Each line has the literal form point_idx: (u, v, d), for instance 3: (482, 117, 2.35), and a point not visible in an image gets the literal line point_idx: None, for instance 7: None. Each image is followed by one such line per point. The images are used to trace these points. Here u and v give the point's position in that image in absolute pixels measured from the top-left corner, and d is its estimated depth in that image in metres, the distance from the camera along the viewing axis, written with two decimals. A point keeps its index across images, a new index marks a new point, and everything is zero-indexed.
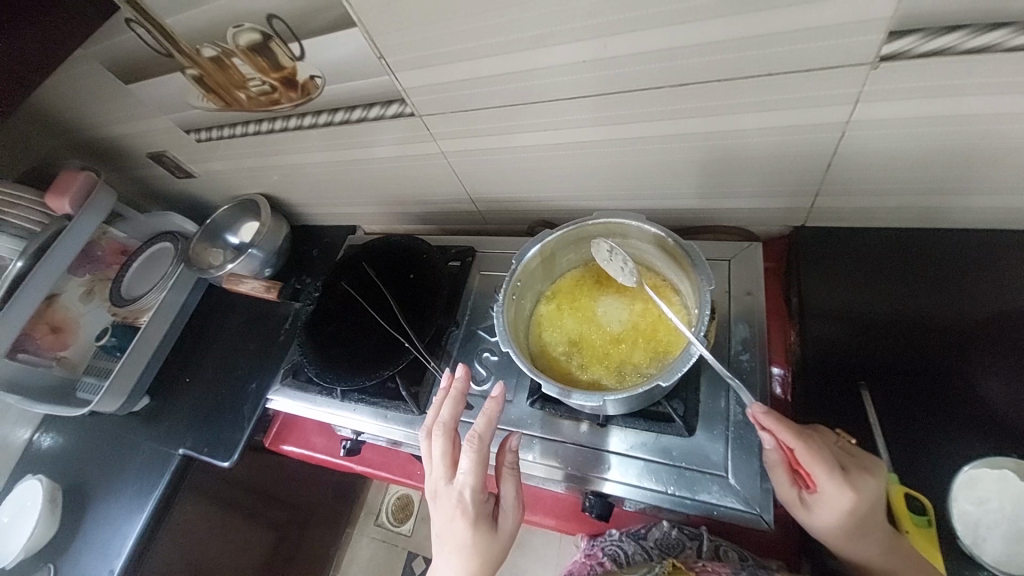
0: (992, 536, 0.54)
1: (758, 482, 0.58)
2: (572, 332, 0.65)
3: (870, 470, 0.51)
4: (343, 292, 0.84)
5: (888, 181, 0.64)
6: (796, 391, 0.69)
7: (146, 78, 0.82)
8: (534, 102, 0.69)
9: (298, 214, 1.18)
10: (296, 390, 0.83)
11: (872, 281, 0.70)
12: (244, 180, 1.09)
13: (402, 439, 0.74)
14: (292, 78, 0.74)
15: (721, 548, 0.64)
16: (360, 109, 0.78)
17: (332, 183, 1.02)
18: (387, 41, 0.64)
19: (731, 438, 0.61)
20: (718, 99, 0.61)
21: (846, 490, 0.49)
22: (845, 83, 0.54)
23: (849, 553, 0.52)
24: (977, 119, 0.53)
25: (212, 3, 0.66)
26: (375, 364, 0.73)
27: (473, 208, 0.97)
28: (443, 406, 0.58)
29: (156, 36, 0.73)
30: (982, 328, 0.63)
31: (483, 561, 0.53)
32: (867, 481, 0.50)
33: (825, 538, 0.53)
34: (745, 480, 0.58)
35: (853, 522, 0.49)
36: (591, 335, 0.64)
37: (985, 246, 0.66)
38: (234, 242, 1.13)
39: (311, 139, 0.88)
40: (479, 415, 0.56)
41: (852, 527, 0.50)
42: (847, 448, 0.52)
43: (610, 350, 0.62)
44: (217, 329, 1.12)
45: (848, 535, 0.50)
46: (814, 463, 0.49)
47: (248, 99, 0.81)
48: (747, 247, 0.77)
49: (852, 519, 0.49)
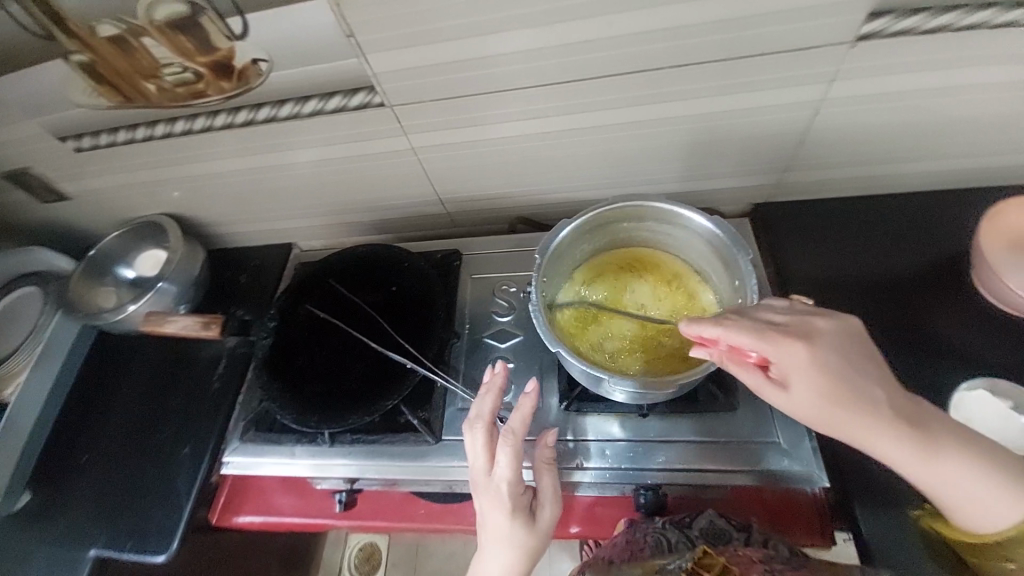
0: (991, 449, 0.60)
1: (804, 440, 0.58)
2: (610, 325, 0.59)
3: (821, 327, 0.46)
4: (309, 318, 0.71)
5: (843, 153, 0.72)
6: None
7: (20, 67, 0.64)
8: (526, 87, 0.65)
9: (214, 236, 0.98)
10: (263, 443, 0.67)
11: (840, 246, 0.77)
12: (144, 197, 0.89)
13: (415, 476, 0.62)
14: (226, 63, 0.62)
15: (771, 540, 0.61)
16: (315, 100, 0.66)
17: (266, 195, 0.86)
18: (361, 17, 0.56)
19: (774, 402, 0.60)
20: (709, 81, 0.63)
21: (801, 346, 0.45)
22: (822, 61, 0.59)
23: (863, 441, 0.45)
24: (918, 94, 0.62)
25: None
26: (371, 396, 0.62)
27: (442, 211, 0.88)
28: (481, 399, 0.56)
29: (34, 8, 0.57)
30: (933, 273, 0.72)
31: (520, 550, 0.52)
32: (804, 334, 0.46)
33: (817, 426, 0.47)
34: (797, 440, 0.58)
35: (826, 380, 0.44)
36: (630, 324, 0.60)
37: (915, 208, 0.77)
38: (128, 275, 0.91)
39: (247, 140, 0.73)
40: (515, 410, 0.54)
41: (830, 390, 0.44)
42: (792, 312, 0.48)
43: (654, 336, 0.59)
44: (115, 387, 0.86)
45: (832, 403, 0.44)
46: (741, 334, 0.46)
47: (159, 91, 0.65)
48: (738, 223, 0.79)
49: (821, 376, 0.44)
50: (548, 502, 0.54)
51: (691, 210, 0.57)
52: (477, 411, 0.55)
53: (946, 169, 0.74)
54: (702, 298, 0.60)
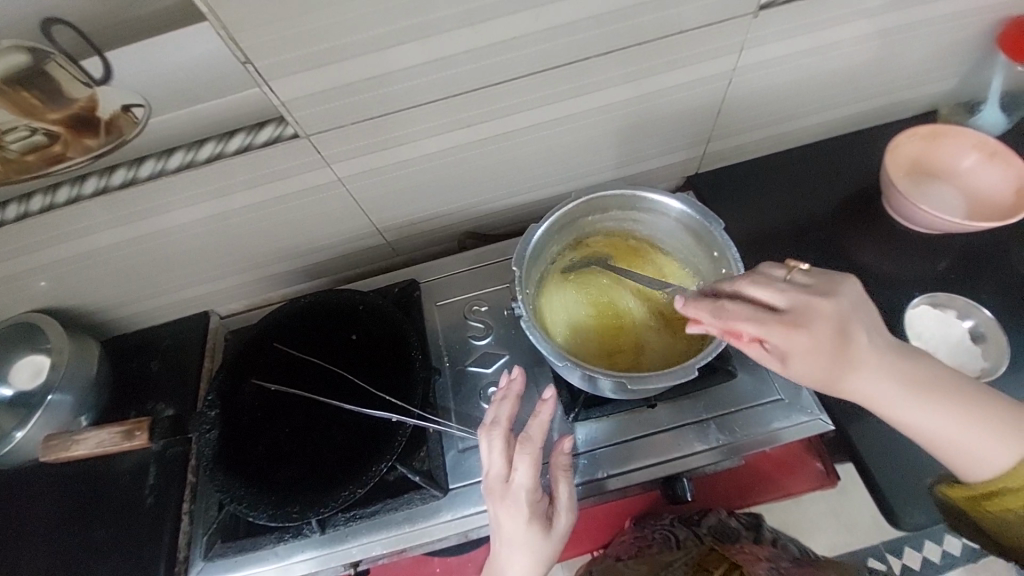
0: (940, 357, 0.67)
1: (802, 390, 0.61)
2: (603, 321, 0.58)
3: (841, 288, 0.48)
4: (261, 392, 0.61)
5: (756, 116, 0.77)
6: None
7: None
8: (456, 95, 0.60)
9: (108, 323, 0.81)
10: (236, 554, 0.56)
11: (771, 200, 0.82)
12: (0, 294, 0.71)
13: (431, 538, 0.56)
14: (87, 115, 0.50)
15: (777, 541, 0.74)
16: (213, 143, 0.56)
17: (168, 263, 0.72)
18: (258, 40, 0.48)
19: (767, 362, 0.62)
20: (635, 65, 0.63)
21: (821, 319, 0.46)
22: (732, 32, 0.62)
23: (868, 401, 0.48)
24: (806, 54, 0.68)
25: None
26: (359, 464, 0.55)
27: (382, 242, 0.81)
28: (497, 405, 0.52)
29: None
30: (850, 210, 0.80)
31: (535, 557, 0.50)
32: (824, 304, 0.46)
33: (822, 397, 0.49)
34: (795, 392, 0.60)
35: (826, 355, 0.46)
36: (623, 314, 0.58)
37: (821, 157, 0.85)
38: (1, 394, 0.71)
39: (130, 204, 0.61)
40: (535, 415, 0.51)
41: (830, 363, 0.46)
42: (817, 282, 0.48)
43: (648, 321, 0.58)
44: (7, 538, 0.68)
45: (831, 373, 0.46)
46: (749, 321, 0.46)
47: (1, 164, 0.52)
48: None
49: (824, 351, 0.46)
50: (565, 510, 0.51)
51: (656, 193, 0.57)
52: (494, 414, 0.52)
53: (838, 117, 0.83)
54: (655, 252, 0.62)
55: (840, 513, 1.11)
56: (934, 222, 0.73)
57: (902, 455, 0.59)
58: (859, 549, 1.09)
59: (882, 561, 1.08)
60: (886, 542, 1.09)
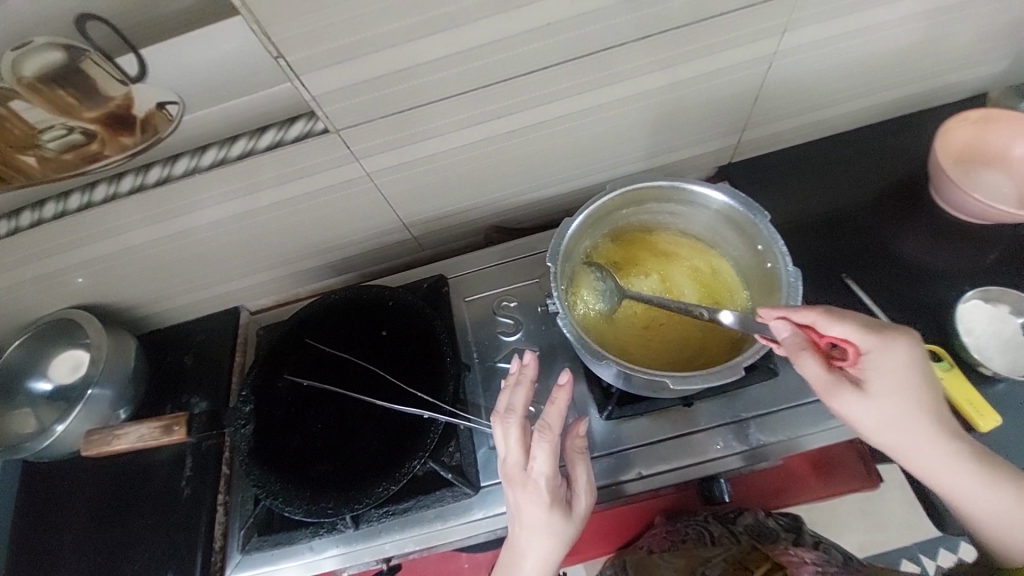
0: (995, 354, 0.63)
1: None
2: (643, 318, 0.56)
3: (905, 340, 0.46)
4: (293, 388, 0.61)
5: (795, 102, 0.74)
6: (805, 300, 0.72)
7: None
8: (485, 86, 0.59)
9: (142, 318, 0.83)
10: (271, 548, 0.57)
11: (808, 190, 0.79)
12: (41, 292, 0.73)
13: (465, 535, 0.55)
14: (124, 114, 0.51)
15: (820, 544, 0.69)
16: (245, 139, 0.56)
17: (199, 259, 0.73)
18: (288, 35, 0.48)
19: None
20: (670, 51, 0.61)
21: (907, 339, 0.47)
22: (776, 13, 0.59)
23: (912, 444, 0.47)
24: (851, 36, 0.65)
25: None
26: (391, 460, 0.55)
27: (408, 237, 0.80)
28: (509, 393, 0.51)
29: None
30: (894, 199, 0.76)
31: (559, 541, 0.50)
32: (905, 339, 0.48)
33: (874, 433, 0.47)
34: None
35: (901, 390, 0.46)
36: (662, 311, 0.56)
37: (861, 144, 0.81)
38: (44, 389, 0.74)
39: (164, 202, 0.61)
40: (549, 402, 0.50)
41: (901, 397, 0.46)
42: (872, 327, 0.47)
43: (689, 318, 0.56)
44: (54, 527, 0.70)
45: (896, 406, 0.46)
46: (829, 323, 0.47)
47: (42, 163, 0.53)
48: None
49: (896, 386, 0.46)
50: (583, 492, 0.51)
51: (697, 185, 0.55)
52: (507, 404, 0.50)
53: (883, 102, 0.78)
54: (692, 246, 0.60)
55: (873, 513, 1.08)
56: (976, 207, 0.70)
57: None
58: (894, 550, 1.05)
59: (919, 564, 1.04)
60: (923, 543, 1.06)
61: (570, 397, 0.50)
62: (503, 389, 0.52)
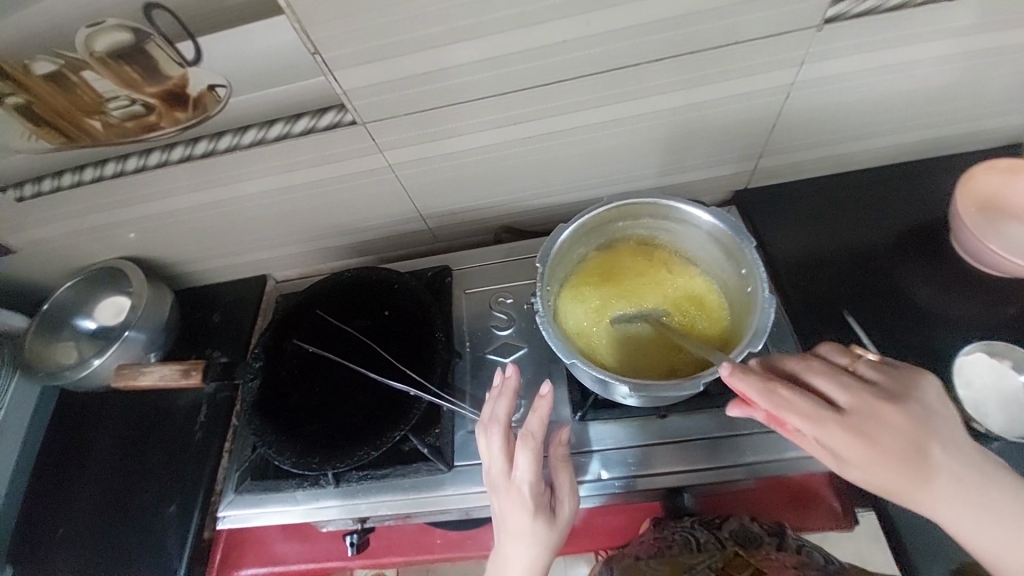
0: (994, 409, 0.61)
1: None
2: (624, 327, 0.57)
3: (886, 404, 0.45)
4: (299, 352, 0.67)
5: (815, 134, 0.74)
6: (802, 330, 0.71)
7: None
8: (499, 94, 0.63)
9: (180, 275, 0.91)
10: (260, 492, 0.63)
11: (820, 223, 0.78)
12: (97, 242, 0.82)
13: (433, 508, 0.59)
14: (179, 92, 0.57)
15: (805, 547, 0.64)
16: (282, 123, 0.63)
17: (233, 227, 0.80)
18: (326, 33, 0.53)
19: None
20: (684, 74, 0.63)
21: (852, 423, 0.44)
22: (795, 46, 0.60)
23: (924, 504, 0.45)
24: (876, 72, 0.64)
25: None
26: (376, 430, 0.59)
27: (423, 228, 0.85)
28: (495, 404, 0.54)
29: None
30: (909, 242, 0.75)
31: (543, 550, 0.51)
32: (882, 404, 0.45)
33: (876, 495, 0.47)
34: None
35: (882, 456, 0.44)
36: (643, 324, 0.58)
37: (884, 182, 0.80)
38: (89, 327, 0.84)
39: (207, 173, 0.69)
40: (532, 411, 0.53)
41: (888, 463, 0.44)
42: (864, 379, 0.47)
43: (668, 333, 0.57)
44: (86, 449, 0.79)
45: (889, 471, 0.44)
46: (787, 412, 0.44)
47: (106, 128, 0.61)
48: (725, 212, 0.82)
49: (877, 455, 0.44)
50: (567, 499, 0.53)
51: (690, 205, 0.57)
52: (491, 413, 0.54)
53: (911, 143, 0.77)
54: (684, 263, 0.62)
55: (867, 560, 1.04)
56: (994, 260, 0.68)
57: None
58: None
59: None
60: None
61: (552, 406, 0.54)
62: (488, 399, 0.56)
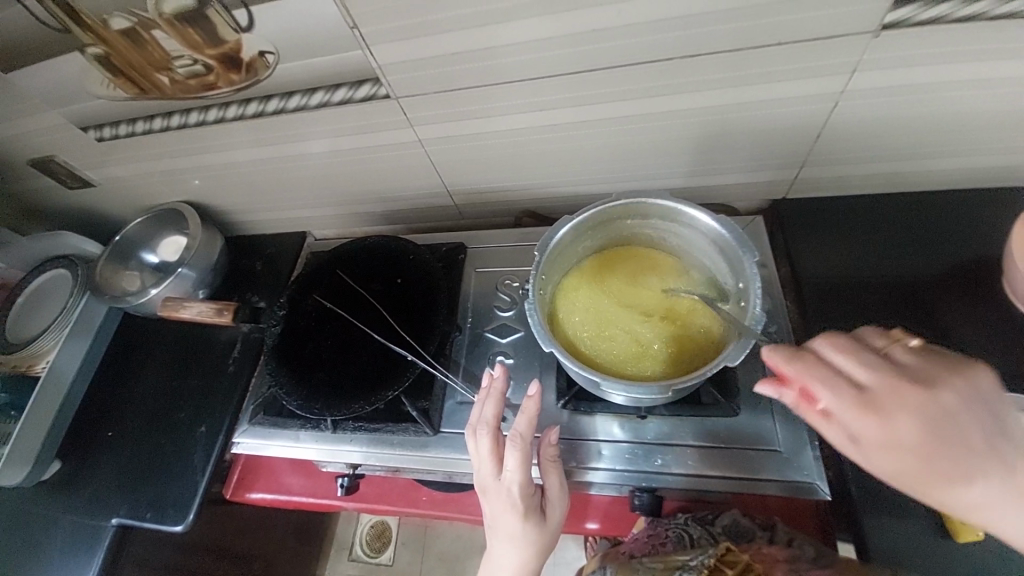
0: None
1: (806, 450, 0.60)
2: (615, 325, 0.58)
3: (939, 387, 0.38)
4: (317, 307, 0.73)
5: (865, 148, 0.68)
6: None
7: (38, 59, 0.67)
8: (526, 79, 0.63)
9: (231, 223, 1.00)
10: (271, 427, 0.70)
11: (857, 244, 0.74)
12: (163, 186, 0.91)
13: (417, 466, 0.64)
14: (234, 56, 0.63)
15: (794, 541, 0.64)
16: (322, 92, 0.67)
17: (277, 184, 0.87)
18: (362, 8, 0.55)
19: (777, 411, 0.62)
20: (720, 73, 0.60)
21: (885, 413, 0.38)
22: (845, 52, 0.56)
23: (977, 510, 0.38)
24: (941, 86, 0.59)
25: None
26: (373, 387, 0.64)
27: (450, 204, 0.88)
28: (483, 406, 0.57)
29: (48, 7, 0.59)
30: (956, 275, 0.69)
31: (532, 547, 0.55)
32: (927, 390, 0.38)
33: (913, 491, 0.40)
34: (796, 449, 0.60)
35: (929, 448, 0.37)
36: (636, 324, 0.57)
37: (940, 207, 0.73)
38: (152, 260, 0.95)
39: (256, 132, 0.75)
40: (519, 412, 0.55)
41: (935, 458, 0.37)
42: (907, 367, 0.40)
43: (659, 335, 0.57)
44: (140, 367, 0.90)
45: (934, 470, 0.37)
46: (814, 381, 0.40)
47: (171, 83, 0.67)
48: (752, 220, 0.79)
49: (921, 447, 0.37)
50: (556, 501, 0.55)
51: (700, 211, 0.56)
52: (481, 417, 0.57)
53: (978, 168, 0.70)
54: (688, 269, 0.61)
55: None
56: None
57: (903, 545, 0.55)
58: None
59: None
60: None
61: (540, 407, 0.56)
62: (478, 401, 0.59)
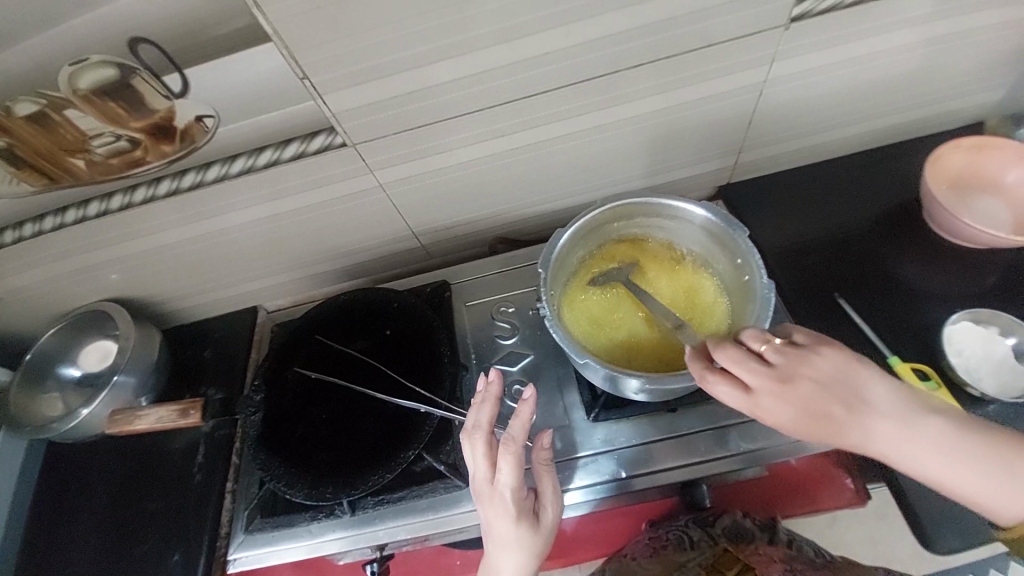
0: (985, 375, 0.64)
1: None
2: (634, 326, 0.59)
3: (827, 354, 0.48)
4: (303, 377, 0.66)
5: (790, 127, 0.77)
6: (797, 313, 0.73)
7: None
8: (486, 108, 0.64)
9: (168, 313, 0.89)
10: (273, 528, 0.61)
11: (802, 210, 0.81)
12: (80, 286, 0.79)
13: (454, 525, 0.58)
14: (165, 125, 0.57)
15: (794, 544, 0.70)
16: (270, 150, 0.63)
17: (223, 258, 0.79)
18: (313, 57, 0.53)
19: None
20: (663, 77, 0.65)
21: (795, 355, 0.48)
22: (765, 45, 0.63)
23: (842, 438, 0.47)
24: (843, 64, 0.68)
25: (47, 36, 0.50)
26: (388, 452, 0.58)
27: (417, 245, 0.85)
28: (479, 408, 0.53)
29: None
30: (887, 220, 0.78)
31: (527, 554, 0.52)
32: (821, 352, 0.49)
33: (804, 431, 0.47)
34: None
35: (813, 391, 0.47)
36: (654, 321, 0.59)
37: (856, 167, 0.83)
38: (73, 375, 0.80)
39: (196, 205, 0.68)
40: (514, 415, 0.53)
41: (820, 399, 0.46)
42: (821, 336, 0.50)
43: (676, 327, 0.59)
44: (79, 504, 0.75)
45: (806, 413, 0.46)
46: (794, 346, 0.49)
47: (89, 166, 0.59)
48: None
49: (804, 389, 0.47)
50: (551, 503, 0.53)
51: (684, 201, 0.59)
52: (474, 420, 0.53)
53: (878, 130, 0.81)
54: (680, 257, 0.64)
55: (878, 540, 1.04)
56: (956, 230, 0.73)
57: None
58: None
59: None
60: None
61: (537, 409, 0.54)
62: (472, 404, 0.55)
